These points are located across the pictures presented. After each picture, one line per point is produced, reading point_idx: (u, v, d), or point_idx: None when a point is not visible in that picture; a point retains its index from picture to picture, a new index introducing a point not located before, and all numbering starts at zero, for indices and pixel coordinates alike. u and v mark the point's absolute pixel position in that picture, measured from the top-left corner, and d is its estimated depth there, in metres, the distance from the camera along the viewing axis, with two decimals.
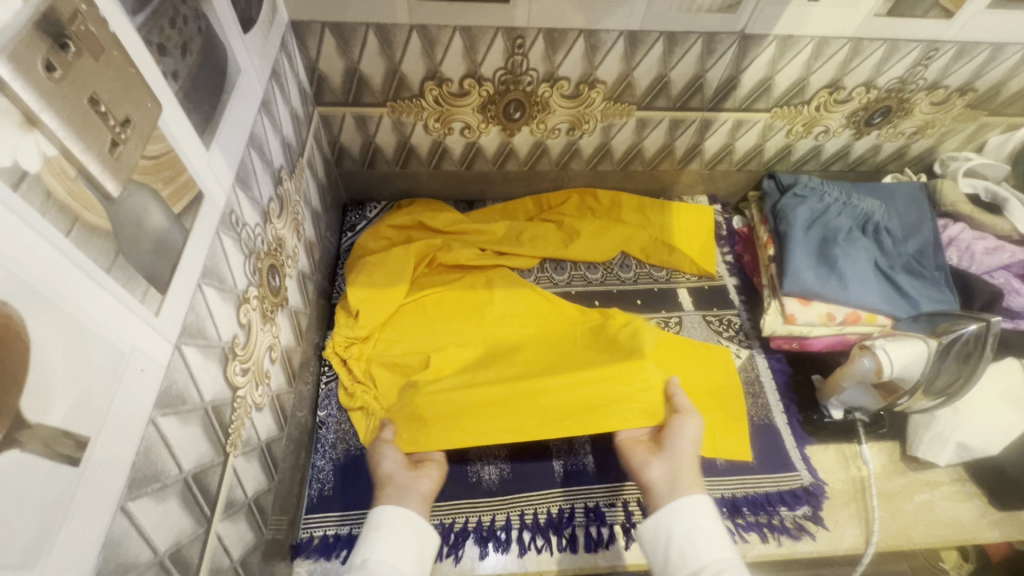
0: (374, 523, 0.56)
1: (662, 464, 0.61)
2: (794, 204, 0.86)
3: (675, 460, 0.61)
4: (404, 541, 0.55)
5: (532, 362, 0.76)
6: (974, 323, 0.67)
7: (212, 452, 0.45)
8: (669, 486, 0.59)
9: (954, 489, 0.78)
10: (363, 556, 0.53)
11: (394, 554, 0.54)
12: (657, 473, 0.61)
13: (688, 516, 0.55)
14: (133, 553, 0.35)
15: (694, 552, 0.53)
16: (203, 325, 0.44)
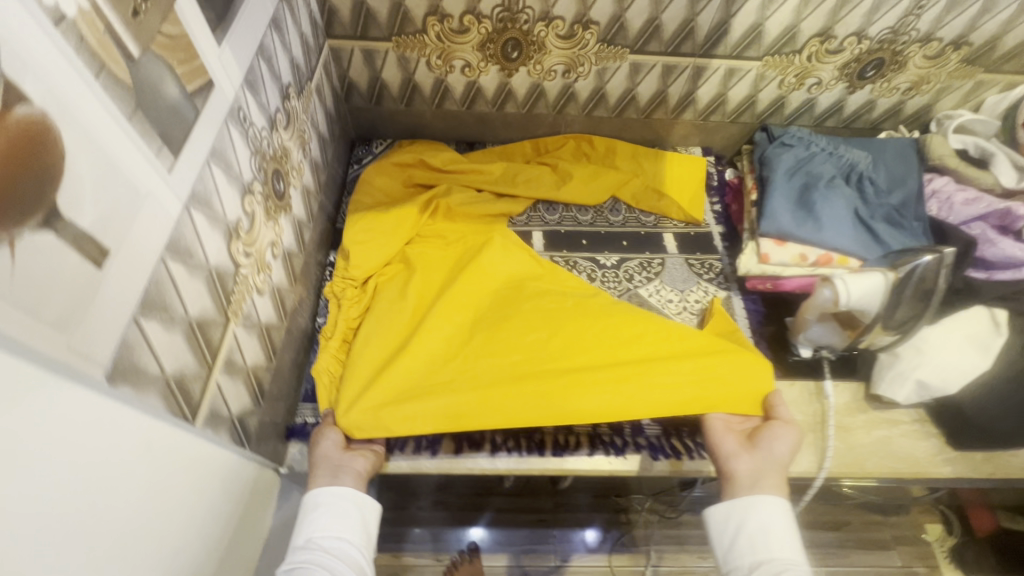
0: (312, 503, 0.64)
1: (752, 461, 0.68)
2: (780, 151, 0.89)
3: (764, 460, 0.68)
4: (339, 513, 0.64)
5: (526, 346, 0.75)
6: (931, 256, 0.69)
7: (215, 311, 0.53)
8: (752, 482, 0.67)
9: (912, 428, 0.81)
10: (305, 536, 0.62)
11: (331, 528, 0.62)
12: (744, 466, 0.68)
13: (764, 513, 0.65)
14: (143, 363, 0.42)
15: (764, 544, 0.63)
16: (210, 197, 0.51)
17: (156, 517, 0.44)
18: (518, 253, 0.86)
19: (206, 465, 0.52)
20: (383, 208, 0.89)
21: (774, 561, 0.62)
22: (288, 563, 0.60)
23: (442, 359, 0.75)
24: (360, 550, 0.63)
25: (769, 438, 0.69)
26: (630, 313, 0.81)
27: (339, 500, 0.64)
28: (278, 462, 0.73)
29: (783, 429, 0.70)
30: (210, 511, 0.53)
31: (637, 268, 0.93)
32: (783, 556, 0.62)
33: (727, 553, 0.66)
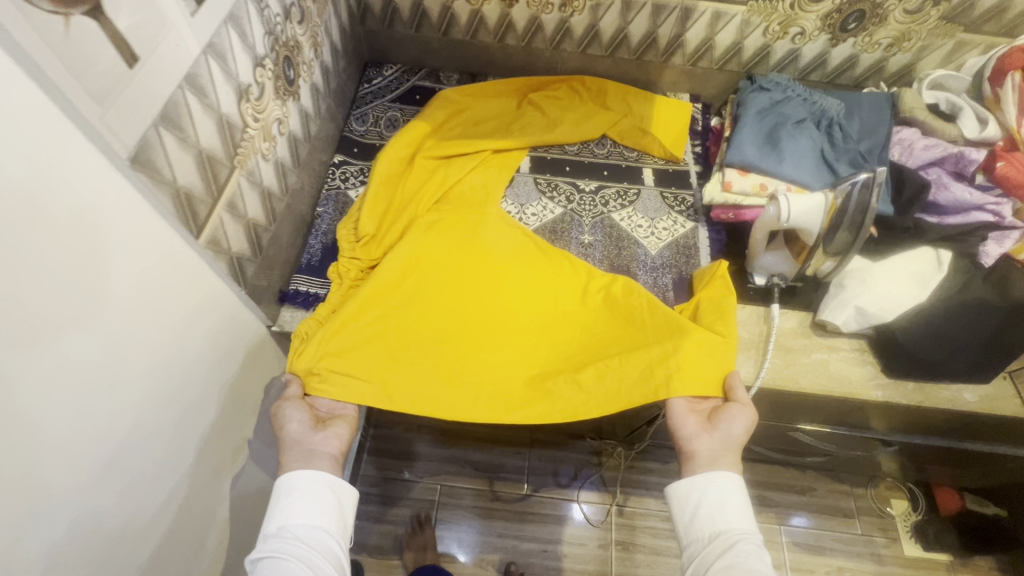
0: (286, 490, 0.66)
1: (712, 442, 0.71)
2: (756, 93, 0.95)
3: (726, 444, 0.71)
4: (315, 498, 0.66)
5: (510, 343, 0.82)
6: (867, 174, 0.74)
7: (223, 154, 0.63)
8: (711, 461, 0.71)
9: (851, 355, 0.87)
10: (280, 523, 0.64)
11: (307, 514, 0.64)
12: (704, 446, 0.71)
13: (721, 488, 0.68)
14: (158, 164, 0.52)
15: (721, 518, 0.67)
16: (225, 53, 0.60)
17: (154, 298, 0.55)
18: (512, 231, 0.92)
19: (200, 281, 0.63)
20: (394, 188, 0.94)
21: (729, 532, 0.66)
22: (261, 549, 0.62)
23: (426, 346, 0.80)
24: (337, 538, 0.65)
25: (728, 426, 0.71)
26: (610, 300, 0.85)
27: (311, 486, 0.66)
28: (271, 320, 0.83)
29: (742, 412, 0.71)
30: (196, 321, 0.64)
31: (614, 196, 1.00)
32: (738, 527, 0.66)
33: (685, 528, 0.70)
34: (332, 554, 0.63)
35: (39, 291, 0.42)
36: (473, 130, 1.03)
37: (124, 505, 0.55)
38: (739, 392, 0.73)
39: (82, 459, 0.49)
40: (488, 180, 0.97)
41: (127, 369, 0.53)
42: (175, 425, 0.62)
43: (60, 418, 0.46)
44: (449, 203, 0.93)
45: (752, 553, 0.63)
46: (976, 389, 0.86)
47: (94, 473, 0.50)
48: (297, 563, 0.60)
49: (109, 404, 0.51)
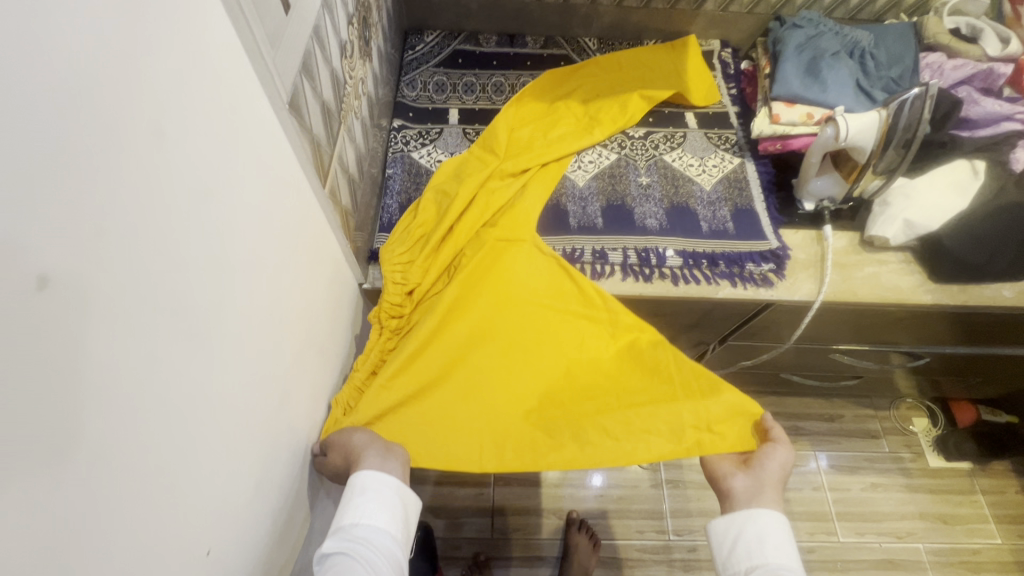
0: (360, 487, 0.63)
1: (748, 479, 0.69)
2: (791, 31, 1.01)
3: (759, 479, 0.69)
4: (384, 499, 0.63)
5: (544, 395, 0.79)
6: (916, 90, 0.81)
7: (334, 108, 0.66)
8: (751, 497, 0.68)
9: (899, 266, 0.95)
10: (351, 520, 0.60)
11: (376, 515, 0.61)
12: (740, 484, 0.69)
13: (762, 523, 0.64)
14: (303, 111, 0.55)
15: (759, 551, 0.62)
16: (333, 8, 0.63)
17: (296, 243, 0.59)
18: (540, 265, 0.87)
19: (323, 232, 0.67)
20: (425, 224, 0.89)
21: (767, 566, 0.61)
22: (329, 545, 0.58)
23: (468, 393, 0.77)
24: (401, 546, 0.62)
25: (760, 458, 0.71)
26: (635, 345, 0.84)
27: (386, 489, 0.64)
28: (361, 277, 0.87)
29: (777, 447, 0.71)
30: (320, 270, 0.68)
31: (662, 139, 1.05)
32: (777, 562, 0.61)
33: (723, 566, 0.65)
34: (398, 561, 0.60)
35: (237, 222, 0.46)
36: (504, 148, 0.99)
37: (286, 429, 0.60)
38: (775, 429, 0.73)
39: (261, 386, 0.53)
40: (510, 209, 0.92)
41: (284, 306, 0.57)
42: (309, 366, 0.67)
43: (249, 341, 0.50)
44: (483, 235, 0.88)
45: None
46: (1014, 286, 0.94)
47: (269, 400, 0.55)
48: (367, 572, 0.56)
49: (272, 335, 0.55)
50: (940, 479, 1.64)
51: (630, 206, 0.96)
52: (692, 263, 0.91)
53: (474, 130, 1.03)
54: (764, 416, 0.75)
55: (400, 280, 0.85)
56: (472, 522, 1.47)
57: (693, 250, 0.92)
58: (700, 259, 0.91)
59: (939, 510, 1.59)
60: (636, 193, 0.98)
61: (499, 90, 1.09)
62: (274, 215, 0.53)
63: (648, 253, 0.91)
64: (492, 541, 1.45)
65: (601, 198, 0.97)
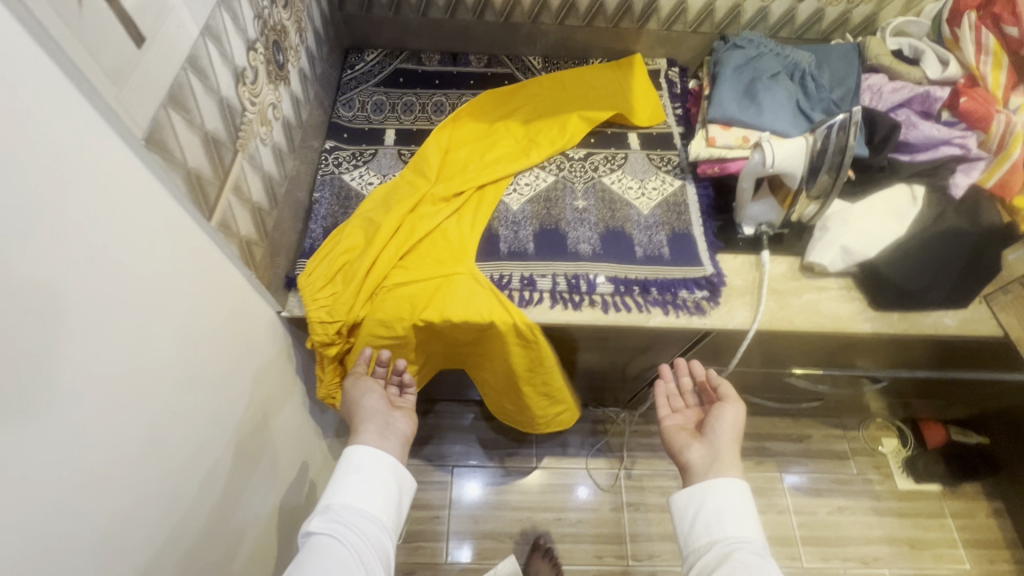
0: (355, 467, 0.70)
1: (703, 449, 0.77)
2: (732, 51, 0.99)
3: (715, 446, 0.77)
4: (375, 481, 0.70)
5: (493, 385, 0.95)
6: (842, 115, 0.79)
7: (226, 138, 0.64)
8: (708, 467, 0.75)
9: (840, 293, 0.92)
10: (343, 501, 0.67)
11: (366, 498, 0.68)
12: (697, 455, 0.77)
13: (720, 496, 0.71)
14: (169, 145, 0.53)
15: (719, 526, 0.70)
16: (221, 36, 0.61)
17: (176, 279, 0.57)
18: (473, 297, 0.85)
19: (215, 262, 0.64)
20: (353, 258, 0.86)
21: (726, 540, 0.68)
22: (322, 520, 0.65)
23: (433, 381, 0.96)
24: (387, 526, 0.69)
25: (712, 422, 0.78)
26: (536, 362, 0.91)
27: (377, 468, 0.71)
28: (280, 306, 0.84)
29: (728, 408, 0.78)
30: (212, 303, 0.65)
31: (602, 160, 1.03)
32: (736, 534, 0.68)
33: (686, 539, 0.72)
34: (381, 539, 0.67)
35: (76, 270, 0.43)
36: (437, 170, 0.97)
37: (160, 479, 0.57)
38: (724, 388, 0.81)
39: (119, 437, 0.50)
40: (443, 234, 0.91)
41: (157, 346, 0.54)
42: (200, 407, 0.64)
43: (101, 392, 0.47)
44: (411, 262, 0.87)
45: (749, 560, 0.65)
46: (956, 314, 0.91)
47: (131, 450, 0.52)
48: (353, 552, 0.62)
49: (135, 382, 0.51)
50: (909, 502, 1.60)
51: (563, 231, 0.94)
52: (623, 290, 0.89)
53: (409, 151, 1.01)
54: (712, 374, 0.84)
55: (327, 318, 0.83)
56: (426, 547, 1.43)
57: (625, 277, 0.90)
58: (632, 286, 0.89)
59: (907, 534, 1.56)
60: (570, 217, 0.95)
61: (439, 110, 1.07)
62: (138, 255, 0.50)
63: (578, 280, 0.89)
64: (445, 567, 1.41)
65: (535, 222, 0.95)
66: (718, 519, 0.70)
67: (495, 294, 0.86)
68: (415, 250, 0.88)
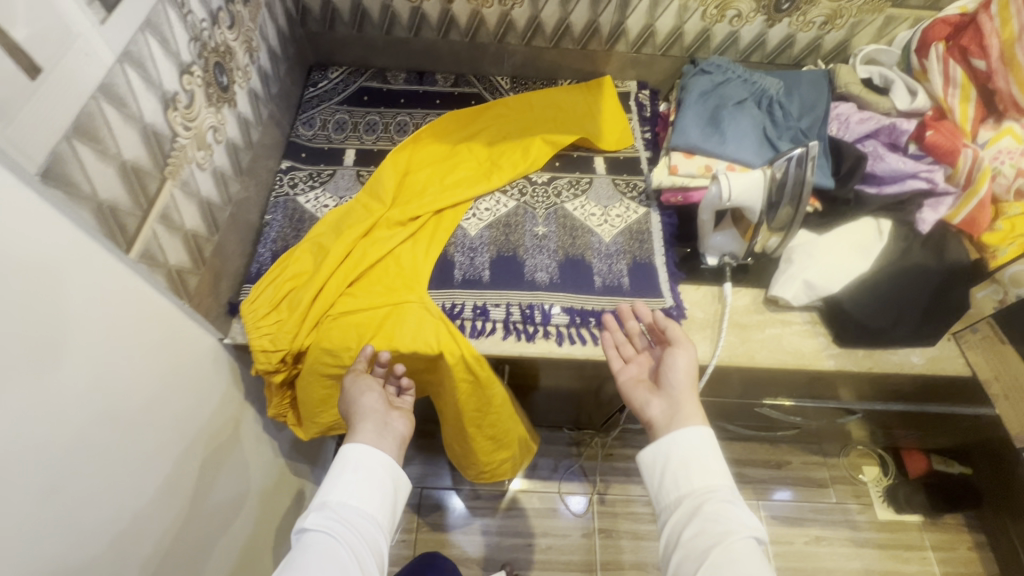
0: (350, 465, 0.66)
1: (662, 403, 0.72)
2: (698, 76, 0.97)
3: (673, 396, 0.72)
4: (374, 481, 0.66)
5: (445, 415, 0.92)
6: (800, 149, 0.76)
7: (151, 165, 0.61)
8: (669, 421, 0.70)
9: (804, 327, 0.89)
10: (338, 498, 0.63)
11: (364, 496, 0.64)
12: (658, 411, 0.72)
13: (686, 449, 0.67)
14: (75, 178, 0.50)
15: (687, 479, 0.65)
16: (144, 61, 0.59)
17: (90, 310, 0.53)
18: (423, 327, 0.82)
19: (139, 293, 0.61)
20: (300, 283, 0.84)
21: (694, 494, 0.64)
22: (317, 518, 0.61)
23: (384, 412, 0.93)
24: (382, 527, 0.65)
25: (666, 371, 0.73)
26: (485, 395, 0.89)
27: (376, 468, 0.67)
28: (222, 333, 0.81)
29: (678, 351, 0.73)
30: (142, 337, 0.61)
31: (566, 185, 1.00)
32: (704, 485, 0.64)
33: (656, 494, 0.68)
34: (376, 541, 0.63)
35: None
36: (394, 194, 0.95)
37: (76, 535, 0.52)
38: (671, 330, 0.74)
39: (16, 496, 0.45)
40: (396, 259, 0.88)
41: (66, 386, 0.50)
42: (129, 453, 0.59)
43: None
44: (360, 290, 0.84)
45: (719, 513, 0.62)
46: (923, 352, 0.88)
47: (35, 503, 0.47)
48: (349, 552, 0.59)
49: (39, 432, 0.47)
50: (888, 534, 1.56)
51: (521, 258, 0.91)
52: (579, 321, 0.86)
53: (367, 172, 0.99)
54: (657, 316, 0.77)
55: (269, 347, 0.80)
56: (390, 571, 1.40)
57: (582, 308, 0.87)
58: (588, 317, 0.86)
59: (886, 566, 1.52)
60: (529, 244, 0.93)
61: (402, 130, 1.05)
62: (41, 290, 0.47)
63: (533, 310, 0.86)
64: None
65: (492, 249, 0.92)
66: (685, 472, 0.66)
67: (446, 324, 0.83)
68: (365, 276, 0.86)
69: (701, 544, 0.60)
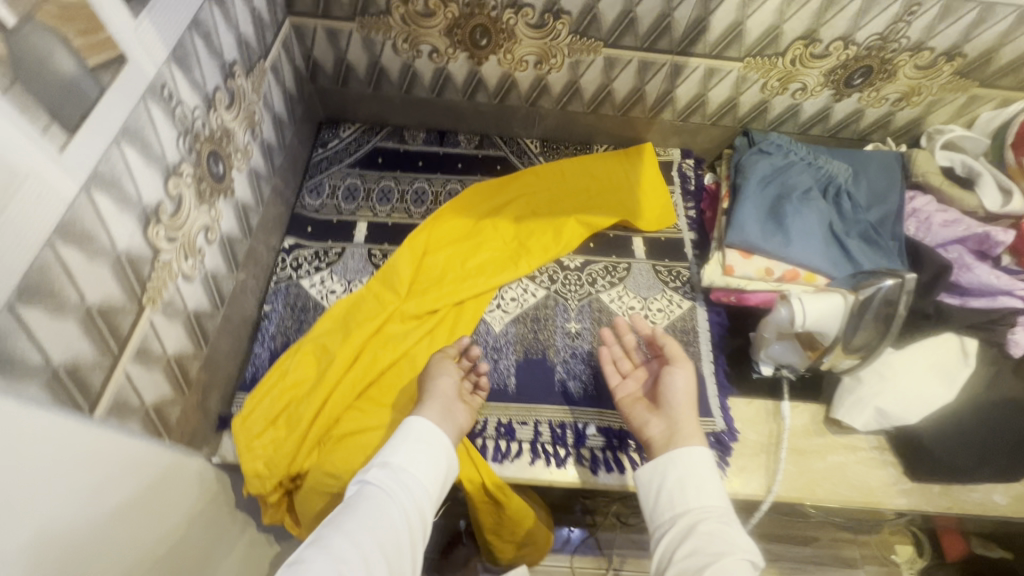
0: (411, 432, 0.60)
1: (662, 422, 0.66)
2: (757, 158, 0.87)
3: (672, 415, 0.66)
4: (432, 454, 0.60)
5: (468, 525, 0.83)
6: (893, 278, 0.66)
7: (124, 299, 0.51)
8: (668, 440, 0.64)
9: (870, 455, 0.79)
10: (396, 460, 0.57)
11: (421, 466, 0.58)
12: (657, 430, 0.66)
13: (685, 466, 0.60)
14: (20, 352, 0.40)
15: (681, 497, 0.59)
16: (119, 179, 0.48)
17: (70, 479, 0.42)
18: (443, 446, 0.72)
19: (107, 448, 0.48)
20: (302, 393, 0.74)
21: (691, 512, 0.57)
22: (370, 478, 0.56)
23: None
24: (432, 503, 0.58)
25: (665, 390, 0.68)
26: (510, 518, 0.78)
27: (436, 445, 0.61)
28: (210, 452, 0.71)
29: (676, 370, 0.68)
30: (114, 500, 0.48)
31: (601, 272, 0.89)
32: (699, 506, 0.58)
33: (650, 513, 0.61)
34: (425, 516, 0.56)
35: None
36: (410, 283, 0.84)
37: None
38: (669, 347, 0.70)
39: None
40: (412, 361, 0.78)
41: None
42: None
43: None
44: (371, 402, 0.74)
45: (714, 534, 0.54)
46: (1007, 490, 0.77)
47: None
48: (402, 515, 0.54)
49: None
50: None
51: (551, 363, 0.81)
52: (615, 444, 0.75)
53: (380, 251, 0.88)
54: (654, 331, 0.72)
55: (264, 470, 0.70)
56: None
57: (619, 428, 0.76)
58: (625, 440, 0.75)
59: None
60: (560, 345, 0.82)
61: (419, 200, 0.94)
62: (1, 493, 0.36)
63: (564, 431, 0.76)
64: None
65: (519, 349, 0.81)
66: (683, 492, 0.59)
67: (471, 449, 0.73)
68: (377, 384, 0.76)
69: (695, 563, 0.52)
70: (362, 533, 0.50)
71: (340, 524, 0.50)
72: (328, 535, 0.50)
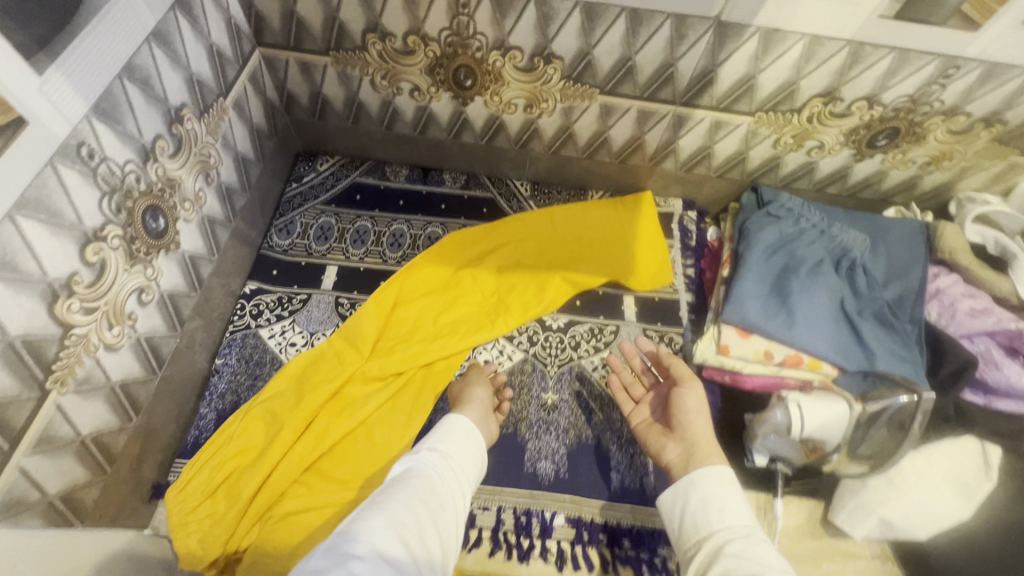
0: (454, 427, 0.57)
1: (678, 444, 0.59)
2: (763, 222, 0.78)
3: (688, 437, 0.59)
4: (474, 449, 0.57)
5: None
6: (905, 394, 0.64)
7: (19, 388, 0.45)
8: (687, 463, 0.56)
9: (871, 565, 0.70)
10: (445, 448, 0.54)
11: (464, 457, 0.55)
12: (675, 454, 0.58)
13: (707, 486, 0.51)
14: None
15: (705, 519, 0.49)
16: (14, 258, 0.43)
17: None
18: None
19: None
20: (246, 464, 0.67)
21: (716, 535, 0.47)
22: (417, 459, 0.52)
23: None
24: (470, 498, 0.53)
25: (677, 410, 0.62)
26: None
27: (477, 444, 0.58)
28: (142, 523, 0.65)
29: (685, 389, 0.63)
30: None
31: (586, 335, 0.82)
32: (727, 527, 0.47)
33: (676, 543, 0.51)
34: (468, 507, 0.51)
35: None
36: (376, 340, 0.78)
37: None
38: (675, 367, 0.66)
39: None
40: (372, 428, 0.72)
41: None
42: None
43: None
44: (320, 476, 0.68)
45: (743, 556, 0.44)
46: None
47: None
48: (451, 501, 0.49)
49: None
50: None
51: (523, 438, 0.74)
52: (586, 538, 0.68)
53: (348, 301, 0.81)
54: (662, 352, 0.69)
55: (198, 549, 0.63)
56: None
57: (591, 520, 0.69)
58: (597, 534, 0.68)
59: None
60: (534, 418, 0.75)
61: (395, 244, 0.87)
62: None
63: (530, 520, 0.69)
64: None
65: None
66: (708, 514, 0.49)
67: None
68: (330, 454, 0.69)
69: None
70: (416, 502, 0.45)
71: (396, 493, 0.45)
72: (383, 499, 0.45)
